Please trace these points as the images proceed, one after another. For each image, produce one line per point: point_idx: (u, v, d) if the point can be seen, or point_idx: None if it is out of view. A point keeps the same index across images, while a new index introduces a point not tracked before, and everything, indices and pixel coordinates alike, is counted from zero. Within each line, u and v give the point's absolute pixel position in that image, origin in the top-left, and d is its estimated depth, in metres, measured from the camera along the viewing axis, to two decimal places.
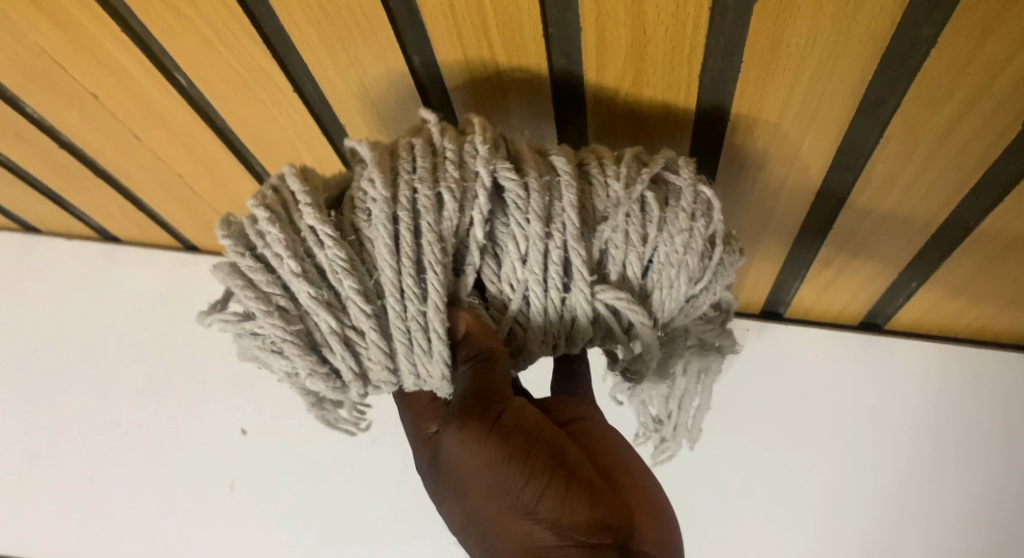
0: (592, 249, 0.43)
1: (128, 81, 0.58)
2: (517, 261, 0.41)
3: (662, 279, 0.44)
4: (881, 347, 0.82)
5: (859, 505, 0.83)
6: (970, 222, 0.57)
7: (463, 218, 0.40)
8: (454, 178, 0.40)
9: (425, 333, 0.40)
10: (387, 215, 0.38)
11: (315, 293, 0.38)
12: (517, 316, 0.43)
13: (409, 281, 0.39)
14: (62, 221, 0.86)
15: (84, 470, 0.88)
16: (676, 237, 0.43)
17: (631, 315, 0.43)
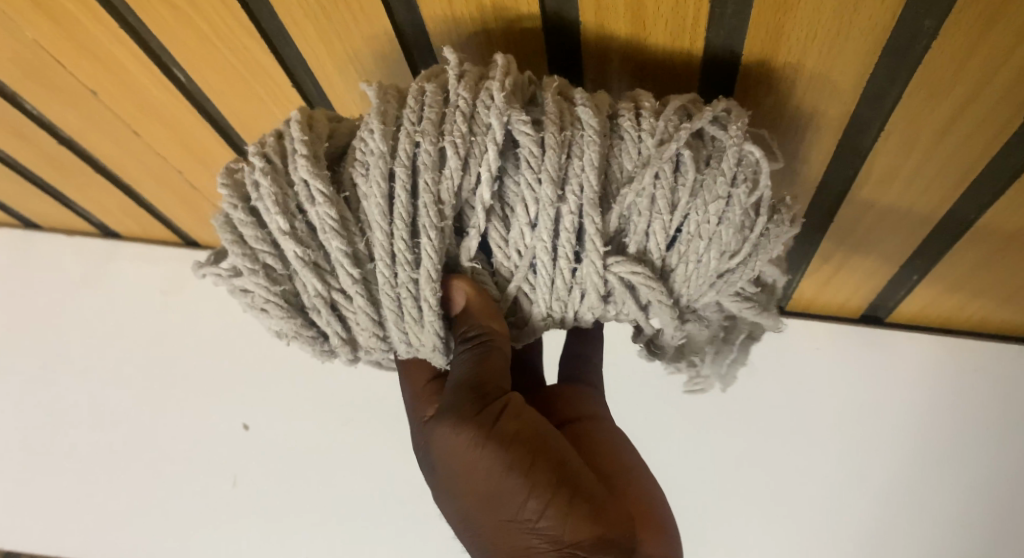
0: (610, 217, 0.40)
1: (126, 76, 0.58)
2: (526, 225, 0.40)
3: (687, 249, 0.42)
4: (884, 343, 0.82)
5: (860, 500, 0.83)
6: (971, 216, 0.57)
7: (468, 179, 0.39)
8: (461, 132, 0.38)
9: (416, 303, 0.40)
10: (384, 176, 0.38)
11: (302, 253, 0.38)
12: (521, 286, 0.42)
13: (400, 246, 0.38)
14: (62, 217, 0.86)
15: (86, 464, 0.89)
16: (709, 202, 0.41)
17: (646, 291, 0.41)
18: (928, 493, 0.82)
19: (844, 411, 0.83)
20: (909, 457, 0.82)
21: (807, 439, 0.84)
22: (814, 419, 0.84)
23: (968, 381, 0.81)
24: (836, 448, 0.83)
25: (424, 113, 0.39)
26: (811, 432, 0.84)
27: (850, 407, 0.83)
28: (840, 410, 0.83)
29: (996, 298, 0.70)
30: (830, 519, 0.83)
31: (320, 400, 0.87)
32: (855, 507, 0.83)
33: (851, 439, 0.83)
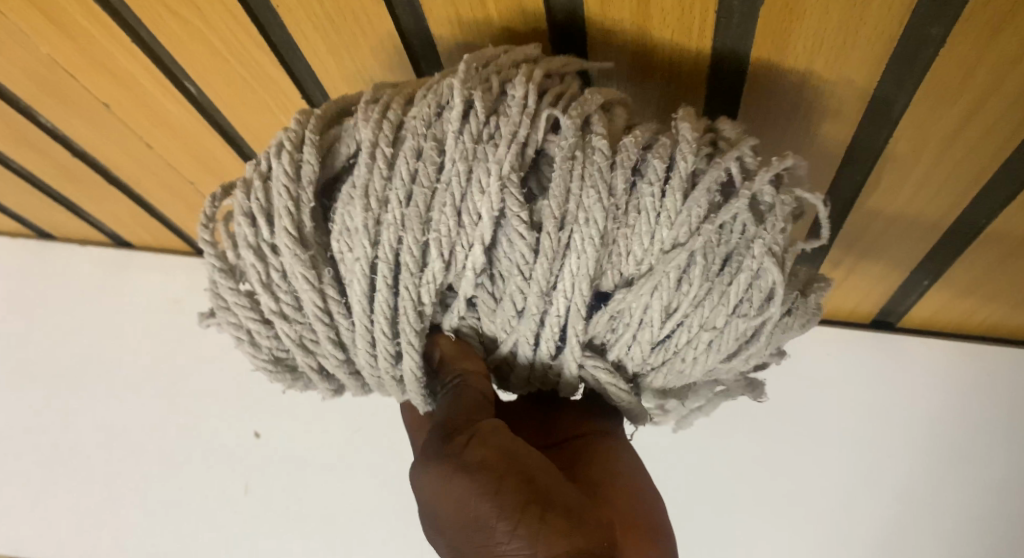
0: (601, 315, 0.38)
1: (138, 89, 0.58)
2: (508, 318, 0.38)
3: (682, 351, 0.39)
4: (894, 348, 0.82)
5: (877, 506, 0.82)
6: (981, 221, 0.57)
7: (451, 273, 0.37)
8: (448, 229, 0.36)
9: (393, 378, 0.40)
10: (366, 269, 0.37)
11: (286, 332, 0.39)
12: (506, 357, 0.41)
13: (377, 336, 0.38)
14: (75, 227, 0.88)
15: (99, 472, 0.90)
16: (710, 311, 0.37)
17: (622, 392, 0.40)
18: (944, 501, 0.81)
19: (855, 417, 0.83)
20: (925, 463, 0.81)
21: (820, 446, 0.83)
22: (827, 426, 0.83)
23: (976, 385, 0.80)
24: (850, 455, 0.82)
25: (412, 198, 0.36)
26: (824, 439, 0.83)
27: (861, 413, 0.83)
28: (851, 416, 0.83)
29: (1008, 302, 0.69)
30: (846, 527, 0.82)
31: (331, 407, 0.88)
32: (871, 515, 0.82)
33: (865, 445, 0.82)
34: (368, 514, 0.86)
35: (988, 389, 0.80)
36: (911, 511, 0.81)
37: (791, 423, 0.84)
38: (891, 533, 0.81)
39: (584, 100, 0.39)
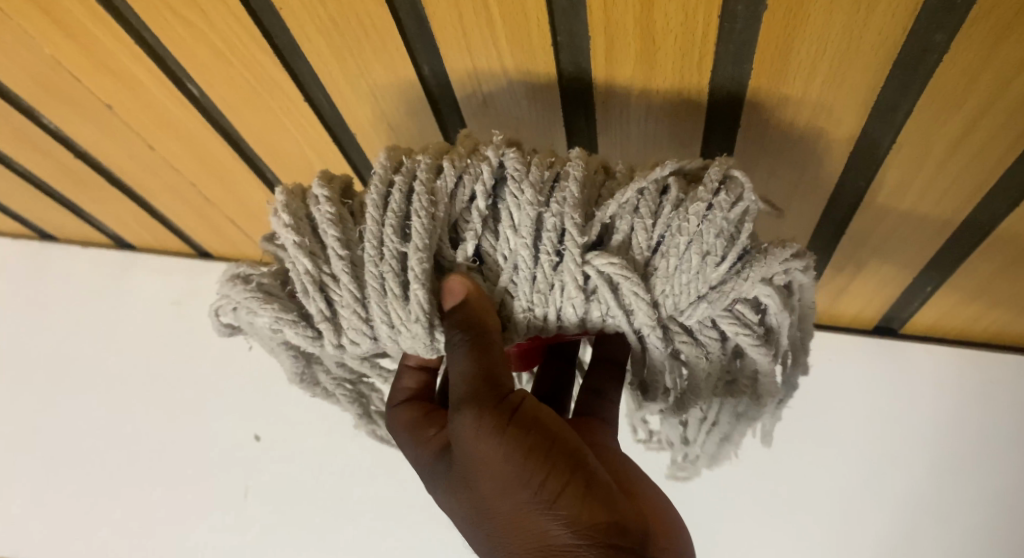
0: (594, 224, 0.45)
1: (142, 91, 0.58)
2: (511, 229, 0.44)
3: (672, 248, 0.44)
4: (897, 352, 0.81)
5: (878, 509, 0.82)
6: (985, 226, 0.56)
7: (462, 188, 0.44)
8: (459, 154, 0.45)
9: (397, 278, 0.42)
10: (385, 178, 0.44)
11: (300, 241, 0.43)
12: (507, 285, 0.45)
13: (390, 231, 0.42)
14: (76, 229, 0.88)
15: (102, 474, 0.89)
16: (690, 209, 0.44)
17: (627, 284, 0.44)
18: (945, 504, 0.81)
19: (857, 422, 0.82)
20: (928, 468, 0.81)
21: (823, 451, 0.83)
22: (832, 431, 0.83)
23: (983, 390, 0.79)
24: (853, 460, 0.82)
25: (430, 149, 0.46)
26: (828, 445, 0.83)
27: (865, 418, 0.82)
28: (854, 421, 0.82)
29: (1012, 308, 0.69)
30: (847, 530, 0.83)
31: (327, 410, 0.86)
32: (873, 519, 0.82)
33: (868, 450, 0.82)
34: (371, 516, 0.86)
35: (996, 395, 0.79)
36: (913, 515, 0.82)
37: (794, 428, 0.84)
38: (893, 536, 0.82)
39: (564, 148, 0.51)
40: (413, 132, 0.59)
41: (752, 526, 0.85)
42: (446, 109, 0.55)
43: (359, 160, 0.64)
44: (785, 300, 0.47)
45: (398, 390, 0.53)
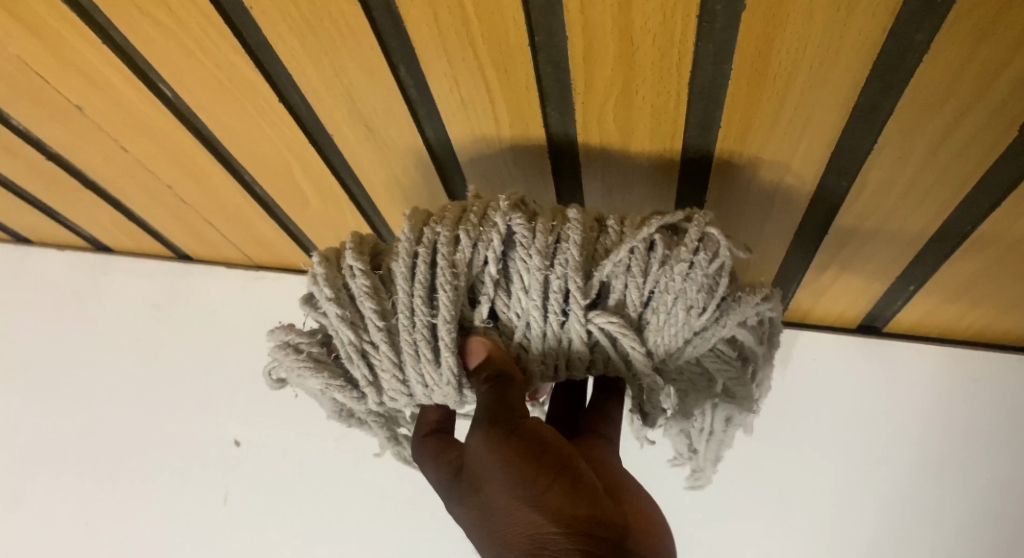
0: (593, 281, 0.50)
1: (113, 92, 0.57)
2: (522, 291, 0.50)
3: (661, 304, 0.50)
4: (884, 351, 0.81)
5: (865, 508, 0.82)
6: (966, 227, 0.57)
7: (478, 254, 0.49)
8: (473, 224, 0.49)
9: (429, 344, 0.48)
10: (410, 253, 0.48)
11: (341, 313, 0.48)
12: (521, 341, 0.51)
13: (420, 302, 0.48)
14: (52, 232, 0.86)
15: (82, 483, 0.88)
16: (676, 268, 0.49)
17: (625, 339, 0.49)
18: (933, 503, 0.81)
19: (843, 422, 0.82)
20: (915, 466, 0.81)
21: (810, 450, 0.83)
22: (818, 431, 0.83)
23: (969, 388, 0.79)
24: (839, 459, 0.82)
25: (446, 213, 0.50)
26: (814, 444, 0.83)
27: (851, 418, 0.82)
28: (840, 421, 0.82)
29: (996, 307, 0.69)
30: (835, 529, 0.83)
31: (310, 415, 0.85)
32: (861, 517, 0.82)
33: (855, 450, 0.82)
34: (356, 521, 0.85)
35: (981, 393, 0.79)
36: (900, 513, 0.82)
37: (779, 428, 0.84)
38: (881, 534, 0.82)
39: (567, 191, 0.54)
40: (410, 172, 0.62)
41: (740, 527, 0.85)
42: (446, 163, 0.61)
43: (338, 162, 0.63)
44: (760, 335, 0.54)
45: (422, 423, 0.53)
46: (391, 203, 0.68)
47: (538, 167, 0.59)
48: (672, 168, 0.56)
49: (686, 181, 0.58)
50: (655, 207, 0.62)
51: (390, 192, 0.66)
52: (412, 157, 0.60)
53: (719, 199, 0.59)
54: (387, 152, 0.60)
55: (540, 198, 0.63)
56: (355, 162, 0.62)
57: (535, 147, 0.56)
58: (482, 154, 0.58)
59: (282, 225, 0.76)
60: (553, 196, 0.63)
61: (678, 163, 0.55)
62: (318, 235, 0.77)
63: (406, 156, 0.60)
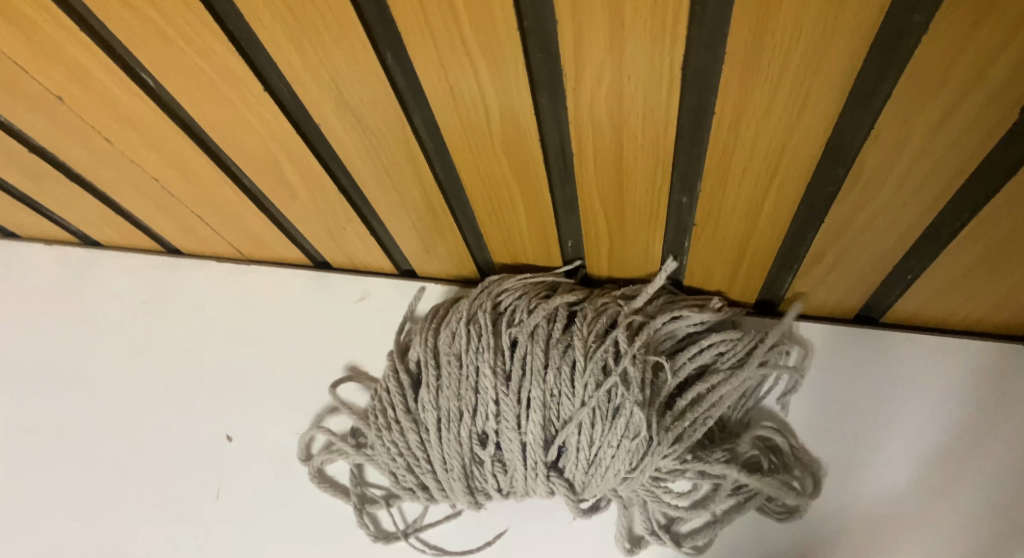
0: (554, 428, 0.69)
1: (93, 81, 0.56)
2: (506, 427, 0.69)
3: (606, 450, 0.67)
4: (878, 342, 0.75)
5: (897, 526, 0.71)
6: (965, 213, 0.55)
7: (475, 388, 0.70)
8: (469, 355, 0.71)
9: (444, 459, 0.71)
10: (429, 375, 0.72)
11: (384, 419, 0.73)
12: (503, 471, 0.70)
13: (437, 426, 0.71)
14: (40, 227, 0.87)
15: (56, 489, 0.84)
16: (617, 428, 0.67)
17: (572, 471, 0.69)
18: (975, 522, 0.70)
19: (845, 418, 0.74)
20: (939, 473, 0.71)
21: (822, 459, 0.74)
22: (824, 434, 0.74)
23: (976, 380, 0.72)
24: (858, 468, 0.73)
25: (454, 351, 0.72)
26: None
27: (855, 414, 0.74)
28: (845, 419, 0.74)
29: (994, 298, 0.66)
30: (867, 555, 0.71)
31: (296, 413, 0.82)
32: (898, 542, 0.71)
33: (868, 452, 0.73)
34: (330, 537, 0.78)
35: (994, 386, 0.72)
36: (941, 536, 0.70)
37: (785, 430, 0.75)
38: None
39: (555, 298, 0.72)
40: (398, 162, 0.61)
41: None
42: (436, 152, 0.60)
43: (327, 153, 0.62)
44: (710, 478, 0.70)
45: None
46: (381, 197, 0.67)
47: (530, 160, 0.58)
48: (665, 157, 0.55)
49: (679, 166, 0.57)
50: (648, 196, 0.61)
51: (380, 184, 0.65)
52: (401, 149, 0.59)
53: (714, 189, 0.58)
54: (375, 144, 0.59)
55: (531, 190, 0.62)
56: (343, 152, 0.61)
57: (527, 140, 0.55)
58: (474, 145, 0.57)
59: (272, 220, 0.75)
60: (544, 187, 0.62)
61: (671, 152, 0.55)
62: (308, 228, 0.76)
63: (395, 148, 0.59)
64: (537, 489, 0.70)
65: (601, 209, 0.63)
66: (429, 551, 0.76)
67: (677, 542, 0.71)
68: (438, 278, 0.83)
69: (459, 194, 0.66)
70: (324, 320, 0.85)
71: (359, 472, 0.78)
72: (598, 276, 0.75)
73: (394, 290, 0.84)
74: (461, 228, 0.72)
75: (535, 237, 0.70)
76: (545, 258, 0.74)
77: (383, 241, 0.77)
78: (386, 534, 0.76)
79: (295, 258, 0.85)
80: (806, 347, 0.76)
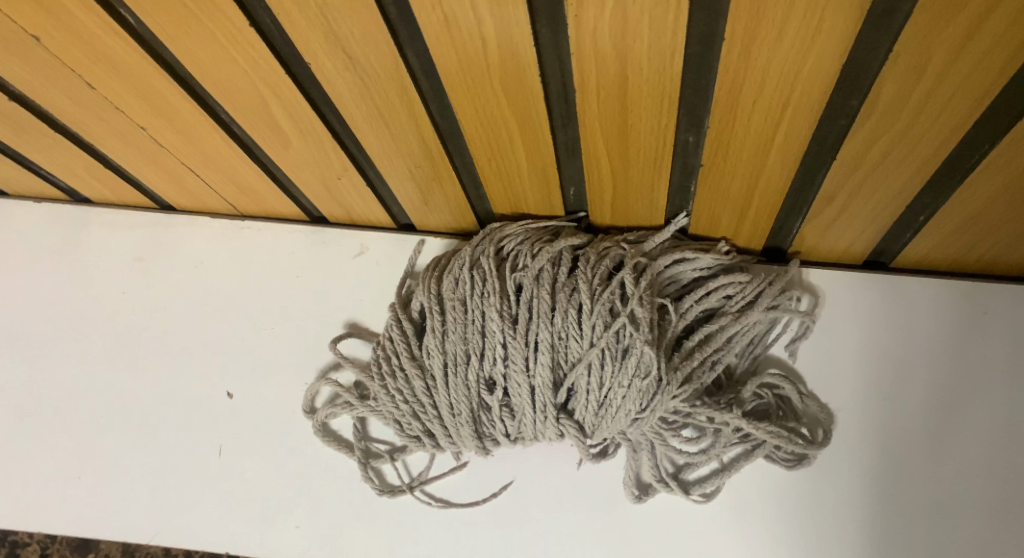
0: (562, 370, 0.68)
1: (70, 19, 0.53)
2: (513, 370, 0.68)
3: (616, 389, 0.67)
4: (889, 286, 0.74)
5: (906, 471, 0.70)
6: (982, 146, 0.54)
7: (481, 333, 0.69)
8: (474, 300, 0.70)
9: (450, 403, 0.70)
10: (434, 321, 0.71)
11: (390, 366, 0.72)
12: (511, 416, 0.70)
13: (443, 369, 0.70)
14: (30, 183, 0.86)
15: (55, 451, 0.83)
16: (628, 365, 0.66)
17: (581, 411, 0.68)
18: (990, 464, 0.69)
19: (859, 364, 0.73)
20: (955, 417, 0.70)
21: (834, 405, 0.72)
22: (829, 384, 0.73)
23: (990, 324, 0.72)
24: (872, 415, 0.71)
25: (458, 295, 0.71)
26: None
27: (869, 361, 0.73)
28: (858, 366, 0.73)
29: (1007, 238, 0.65)
30: (880, 501, 0.70)
31: (298, 368, 0.81)
32: (914, 488, 0.69)
33: (883, 399, 0.72)
34: (335, 492, 0.77)
35: (1009, 330, 0.71)
36: (960, 480, 0.69)
37: (794, 377, 0.74)
38: (942, 512, 0.69)
39: (557, 243, 0.70)
40: (395, 107, 0.59)
41: (764, 509, 0.71)
42: (431, 93, 0.58)
43: (318, 96, 0.60)
44: (717, 428, 0.70)
45: None
46: (376, 142, 0.65)
47: (530, 98, 0.56)
48: (671, 91, 0.53)
49: (685, 101, 0.55)
50: (653, 135, 0.58)
51: (375, 129, 0.62)
52: (395, 90, 0.57)
53: (722, 126, 0.56)
54: (368, 84, 0.56)
55: (532, 133, 0.60)
56: (335, 95, 0.59)
57: (526, 75, 0.53)
58: (471, 82, 0.55)
59: (266, 172, 0.73)
60: (545, 130, 0.60)
61: (678, 86, 0.52)
62: (302, 180, 0.74)
63: (389, 89, 0.57)
64: (545, 433, 0.70)
65: (604, 150, 0.61)
66: (436, 503, 0.76)
67: (684, 490, 0.71)
68: (438, 231, 0.81)
69: (457, 137, 0.64)
70: (322, 276, 0.83)
71: (362, 426, 0.78)
72: (600, 225, 0.73)
73: (391, 244, 0.83)
74: (460, 175, 0.69)
75: (536, 184, 0.68)
76: (547, 208, 0.72)
77: (380, 192, 0.75)
78: (391, 488, 0.76)
79: (291, 213, 0.84)
80: (816, 295, 0.75)
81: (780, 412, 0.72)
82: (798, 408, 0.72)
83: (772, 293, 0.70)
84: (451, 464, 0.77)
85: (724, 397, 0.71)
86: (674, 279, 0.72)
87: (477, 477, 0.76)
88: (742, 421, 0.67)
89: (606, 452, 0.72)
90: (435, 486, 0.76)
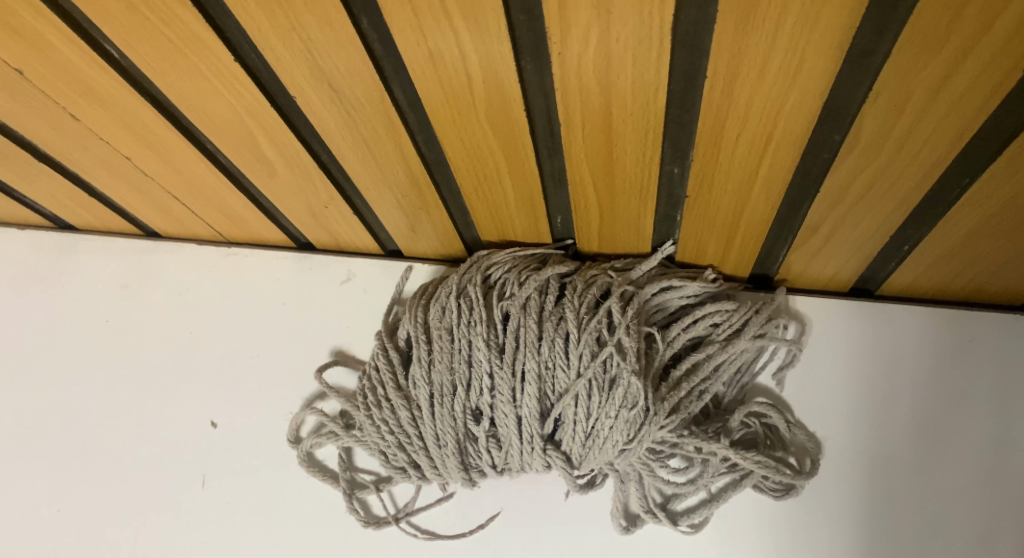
0: (548, 400, 0.68)
1: (55, 54, 0.53)
2: (499, 400, 0.68)
3: (603, 420, 0.66)
4: (874, 314, 0.74)
5: (893, 499, 0.70)
6: (963, 179, 0.54)
7: (467, 364, 0.69)
8: (461, 329, 0.70)
9: (436, 434, 0.69)
10: (420, 350, 0.71)
11: (376, 396, 0.71)
12: (496, 447, 0.69)
13: (428, 399, 0.69)
14: (14, 211, 0.85)
15: (35, 482, 0.81)
16: (614, 395, 0.66)
17: (567, 441, 0.68)
18: (977, 491, 0.69)
19: (846, 392, 0.73)
20: (943, 444, 0.70)
21: (821, 434, 0.72)
22: (816, 412, 0.73)
23: (976, 351, 0.72)
24: (860, 443, 0.71)
25: (445, 324, 0.71)
26: None
27: (855, 388, 0.73)
28: (846, 393, 0.73)
29: (990, 267, 0.65)
30: (869, 530, 0.69)
31: (283, 396, 0.80)
32: (903, 517, 0.69)
33: (871, 427, 0.72)
34: (320, 522, 0.76)
35: (996, 357, 0.71)
36: (950, 509, 0.69)
37: (781, 406, 0.74)
38: (931, 542, 0.68)
39: (544, 272, 0.70)
40: (380, 138, 0.59)
41: (751, 540, 0.70)
42: (417, 125, 0.58)
43: (304, 127, 0.60)
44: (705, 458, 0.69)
45: None
46: (363, 172, 0.65)
47: (515, 130, 0.56)
48: (655, 124, 0.53)
49: (669, 134, 0.55)
50: (638, 166, 0.58)
51: (362, 159, 0.62)
52: (381, 122, 0.57)
53: (706, 159, 0.56)
54: (354, 117, 0.56)
55: (519, 163, 0.60)
56: (320, 126, 0.58)
57: (512, 108, 0.53)
58: (457, 115, 0.55)
59: (252, 200, 0.73)
60: (532, 161, 0.60)
61: (662, 119, 0.52)
62: (289, 208, 0.74)
63: (375, 121, 0.57)
64: (532, 464, 0.69)
65: (590, 180, 0.61)
66: (422, 535, 0.75)
67: (672, 520, 0.70)
68: (425, 258, 0.81)
69: (443, 168, 0.64)
70: (309, 302, 0.82)
71: (348, 456, 0.77)
72: (588, 253, 0.73)
73: (379, 271, 0.82)
74: (447, 204, 0.69)
75: (523, 212, 0.68)
76: (534, 236, 0.72)
77: (367, 219, 0.75)
78: (377, 519, 0.75)
79: (278, 240, 0.83)
80: (803, 323, 0.75)
81: (768, 441, 0.72)
82: (786, 437, 0.72)
83: (758, 322, 0.70)
84: (438, 495, 0.76)
85: (712, 426, 0.71)
86: (661, 307, 0.72)
87: (464, 509, 0.75)
88: (729, 451, 0.67)
89: (594, 482, 0.71)
90: (420, 517, 0.75)
